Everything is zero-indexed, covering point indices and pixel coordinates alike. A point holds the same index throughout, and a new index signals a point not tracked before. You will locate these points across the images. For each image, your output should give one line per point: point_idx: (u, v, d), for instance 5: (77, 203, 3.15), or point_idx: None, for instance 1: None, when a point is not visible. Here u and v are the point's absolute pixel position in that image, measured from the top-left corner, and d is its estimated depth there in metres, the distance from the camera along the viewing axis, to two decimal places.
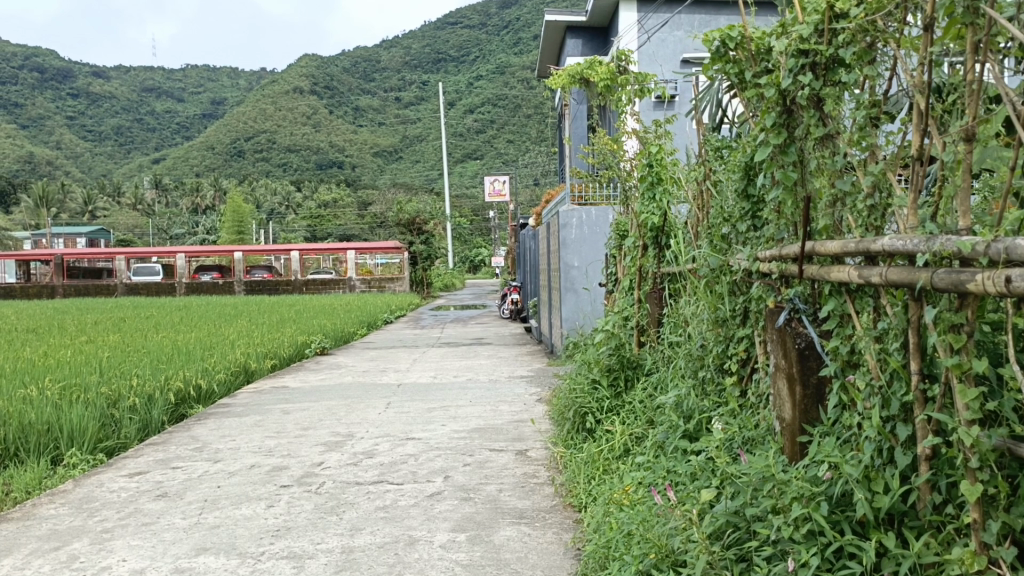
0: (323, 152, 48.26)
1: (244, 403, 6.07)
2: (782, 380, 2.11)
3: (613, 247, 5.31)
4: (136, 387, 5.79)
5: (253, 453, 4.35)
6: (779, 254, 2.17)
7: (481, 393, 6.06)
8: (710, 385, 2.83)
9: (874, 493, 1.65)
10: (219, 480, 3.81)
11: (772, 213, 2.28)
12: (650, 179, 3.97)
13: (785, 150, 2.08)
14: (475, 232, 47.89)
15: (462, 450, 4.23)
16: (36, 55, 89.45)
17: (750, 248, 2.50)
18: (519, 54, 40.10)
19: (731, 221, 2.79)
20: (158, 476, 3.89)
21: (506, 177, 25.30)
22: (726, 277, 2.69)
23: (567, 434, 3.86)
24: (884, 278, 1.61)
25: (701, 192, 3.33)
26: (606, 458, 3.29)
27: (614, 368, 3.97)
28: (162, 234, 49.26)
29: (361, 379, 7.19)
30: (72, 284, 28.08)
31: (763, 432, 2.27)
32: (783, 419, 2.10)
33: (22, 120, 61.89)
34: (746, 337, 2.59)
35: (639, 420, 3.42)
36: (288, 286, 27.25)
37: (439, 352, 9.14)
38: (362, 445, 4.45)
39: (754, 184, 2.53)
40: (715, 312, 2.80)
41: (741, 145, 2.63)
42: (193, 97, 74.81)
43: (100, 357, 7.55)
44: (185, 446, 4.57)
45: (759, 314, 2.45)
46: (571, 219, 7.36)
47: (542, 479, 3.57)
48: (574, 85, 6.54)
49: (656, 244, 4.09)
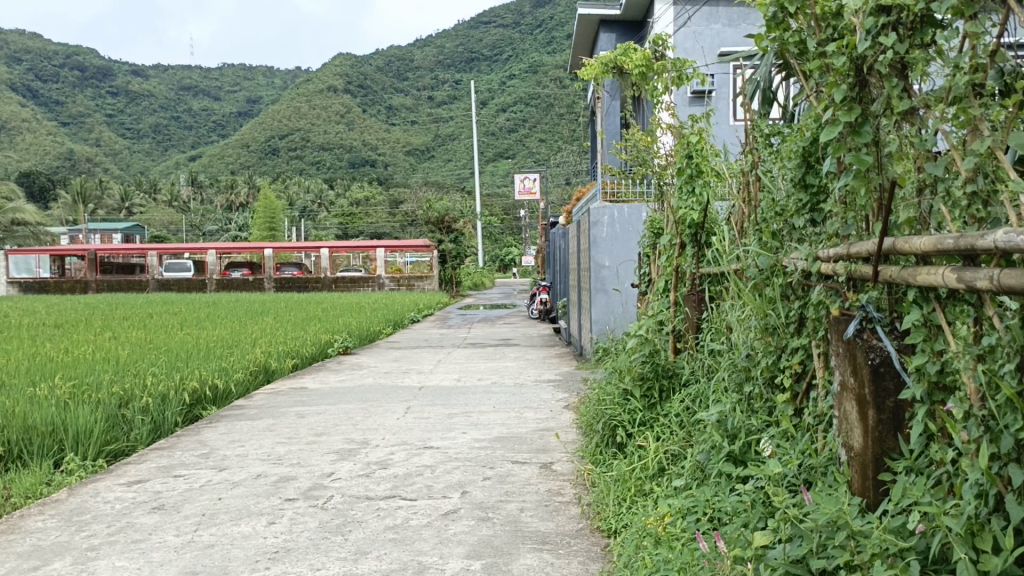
0: (356, 150, 48.57)
1: (259, 405, 5.83)
2: (850, 402, 1.79)
3: (648, 246, 4.98)
4: (149, 387, 5.58)
5: (261, 460, 4.09)
6: (847, 252, 1.84)
7: (506, 397, 5.76)
8: (759, 400, 2.50)
9: (981, 553, 1.31)
10: (221, 490, 3.56)
11: (837, 205, 1.95)
12: (688, 172, 3.64)
13: (856, 126, 1.76)
14: (506, 232, 47.57)
15: (482, 462, 3.93)
16: (76, 52, 90.66)
17: (808, 246, 2.18)
18: (552, 52, 39.69)
19: (784, 216, 2.46)
20: (158, 486, 3.66)
21: (537, 174, 24.93)
22: (779, 279, 2.36)
23: (595, 449, 3.57)
24: (993, 282, 1.27)
25: (748, 182, 2.99)
26: (638, 478, 2.97)
27: (648, 377, 3.61)
28: (195, 231, 49.70)
29: (382, 381, 6.93)
30: (106, 279, 28.37)
31: (825, 461, 1.94)
32: (851, 448, 1.78)
33: (62, 117, 63.03)
34: (802, 347, 2.26)
35: (676, 435, 3.09)
36: (318, 283, 27.24)
37: (464, 353, 8.85)
38: (376, 454, 4.18)
39: (814, 169, 2.21)
40: (763, 318, 2.47)
41: (798, 127, 2.31)
42: (228, 96, 75.49)
43: (120, 354, 7.39)
44: (191, 452, 4.33)
45: (817, 321, 2.13)
46: (602, 217, 7.04)
47: (567, 498, 3.27)
48: (607, 75, 6.16)
49: (695, 242, 3.75)
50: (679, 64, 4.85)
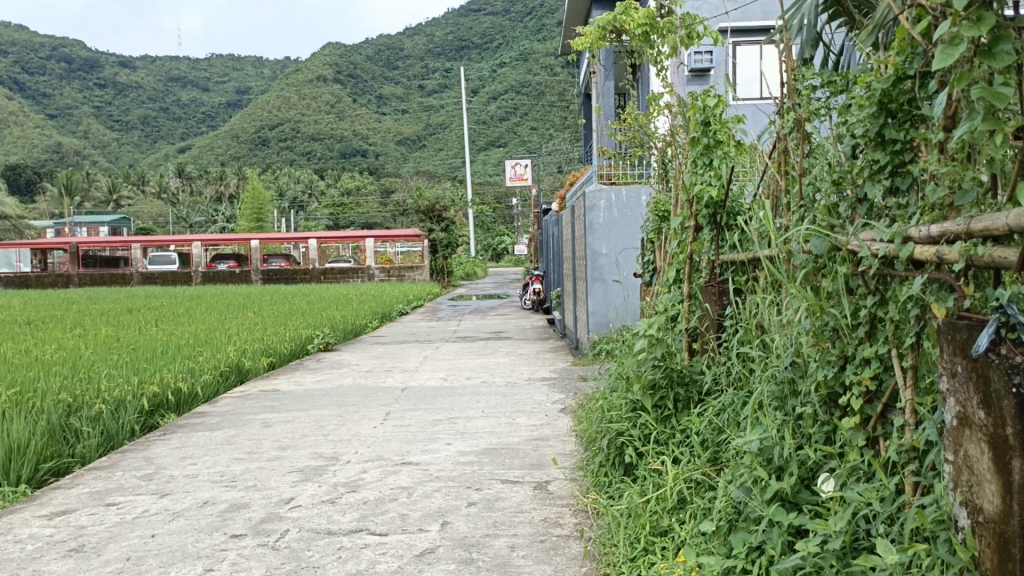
0: (347, 140, 46.70)
1: (223, 412, 5.26)
2: (976, 440, 1.26)
3: (652, 231, 4.44)
4: (103, 393, 5.00)
5: (211, 483, 3.54)
6: (969, 228, 1.30)
7: (497, 400, 5.21)
8: (816, 423, 1.94)
9: None
10: (156, 525, 2.99)
11: (947, 166, 1.42)
12: (705, 142, 3.06)
13: (986, 42, 1.24)
14: (498, 220, 46.55)
15: (467, 483, 3.36)
16: (62, 45, 89.77)
17: (897, 224, 1.60)
18: (542, 40, 39.50)
19: (845, 184, 1.90)
20: (84, 519, 3.10)
21: (527, 161, 24.40)
22: (844, 263, 1.80)
23: (600, 469, 3.04)
24: None
25: (783, 148, 2.43)
26: (654, 514, 2.41)
27: (660, 384, 3.01)
28: (181, 223, 48.76)
29: (362, 382, 6.33)
30: (88, 273, 27.67)
31: (933, 523, 1.40)
32: (978, 509, 1.27)
33: (49, 111, 62.45)
34: (876, 358, 1.73)
35: (698, 459, 2.55)
36: (307, 275, 26.74)
37: (453, 348, 8.27)
38: (346, 473, 3.62)
39: (895, 120, 1.67)
40: (817, 319, 1.92)
41: (873, 70, 1.75)
42: (217, 85, 73.88)
43: (81, 355, 6.80)
44: (133, 473, 3.74)
45: (906, 321, 1.60)
46: (598, 201, 6.50)
47: (566, 531, 2.72)
48: (604, 41, 5.50)
49: (713, 224, 3.17)
50: (689, 22, 4.23)
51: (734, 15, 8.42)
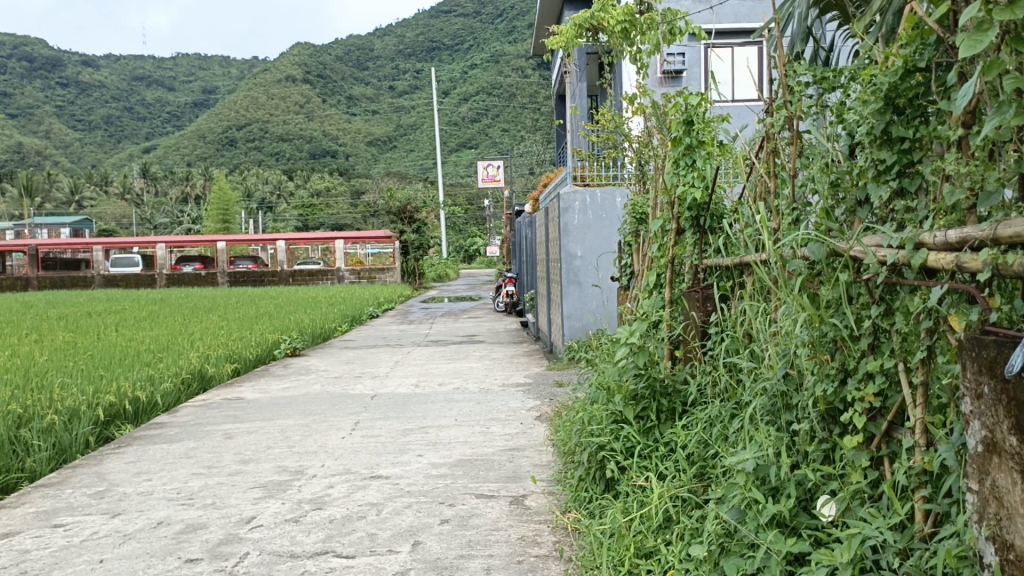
0: (316, 141, 46.04)
1: (183, 423, 5.04)
2: (1010, 466, 1.13)
3: (629, 233, 4.31)
4: (55, 404, 4.75)
5: (167, 501, 3.34)
6: (996, 234, 1.17)
7: (470, 407, 5.04)
8: (814, 438, 1.81)
9: None
10: (106, 549, 2.80)
11: (969, 164, 1.28)
12: (687, 142, 2.93)
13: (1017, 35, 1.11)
14: (470, 222, 46.20)
15: (440, 498, 3.20)
16: (22, 45, 88.22)
17: (906, 228, 1.47)
18: (514, 42, 39.30)
19: (844, 183, 1.77)
20: (27, 542, 2.89)
21: (499, 162, 24.18)
22: (844, 267, 1.66)
23: (580, 484, 2.90)
24: None
25: (772, 147, 2.30)
26: (638, 534, 2.27)
27: (642, 395, 2.87)
28: (146, 224, 47.85)
29: (330, 389, 6.13)
30: (49, 275, 27.02)
31: (956, 558, 1.28)
32: (1008, 544, 1.14)
33: (9, 109, 61.06)
34: (880, 372, 1.60)
35: (683, 475, 2.41)
36: (275, 277, 26.40)
37: (425, 352, 8.09)
38: (311, 488, 3.45)
39: (903, 116, 1.54)
40: (814, 329, 1.78)
41: (877, 63, 1.62)
42: (183, 84, 72.76)
43: (34, 362, 6.50)
44: (84, 491, 3.53)
45: (916, 333, 1.47)
46: (572, 203, 6.36)
47: (544, 550, 2.58)
48: (580, 38, 5.35)
49: (696, 227, 3.05)
50: (671, 17, 4.09)
51: (718, 12, 8.44)
